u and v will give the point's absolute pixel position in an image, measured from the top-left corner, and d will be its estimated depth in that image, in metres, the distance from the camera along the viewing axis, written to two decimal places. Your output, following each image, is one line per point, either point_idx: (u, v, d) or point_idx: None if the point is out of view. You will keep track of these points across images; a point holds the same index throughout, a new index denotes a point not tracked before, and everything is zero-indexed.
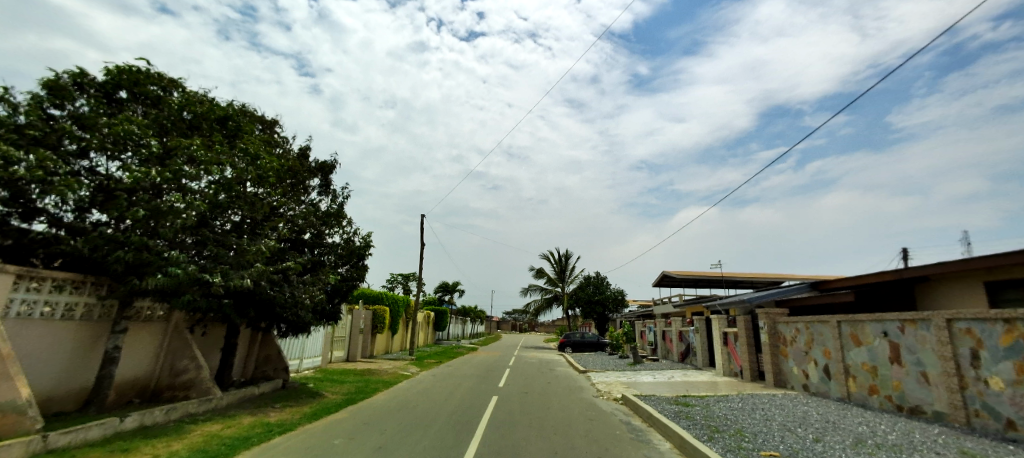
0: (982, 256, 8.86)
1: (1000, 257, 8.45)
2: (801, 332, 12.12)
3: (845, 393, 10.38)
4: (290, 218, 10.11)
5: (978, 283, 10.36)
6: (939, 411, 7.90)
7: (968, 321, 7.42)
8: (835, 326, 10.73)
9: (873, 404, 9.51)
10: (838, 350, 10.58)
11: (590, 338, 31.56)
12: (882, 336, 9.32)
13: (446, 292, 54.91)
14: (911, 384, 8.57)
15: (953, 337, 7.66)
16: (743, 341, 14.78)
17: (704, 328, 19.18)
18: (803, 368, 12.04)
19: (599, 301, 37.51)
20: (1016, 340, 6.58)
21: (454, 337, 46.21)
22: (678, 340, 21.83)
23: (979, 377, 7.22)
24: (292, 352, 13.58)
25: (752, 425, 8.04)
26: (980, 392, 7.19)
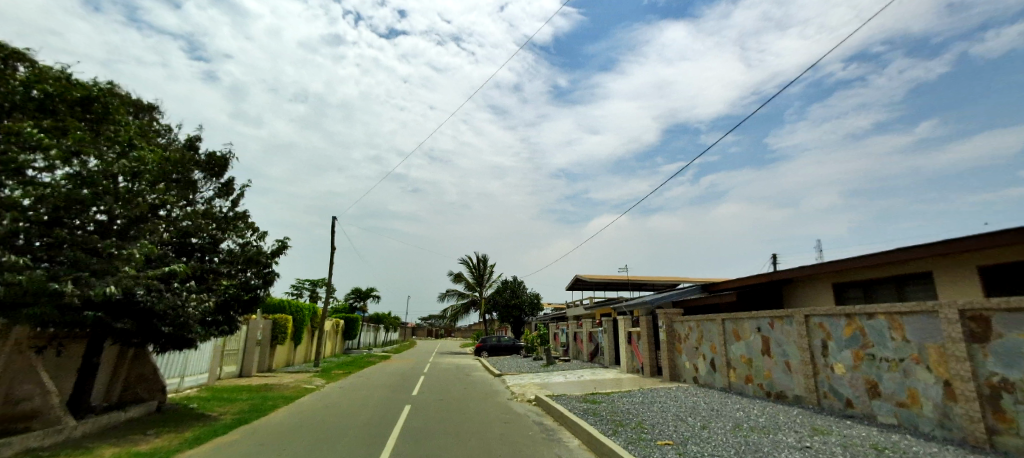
0: (829, 261, 10.44)
1: (841, 263, 10.11)
2: (693, 330, 13.32)
3: (726, 383, 11.60)
4: (173, 219, 8.88)
5: (826, 284, 12.40)
6: (798, 395, 9.18)
7: (821, 316, 8.73)
8: (720, 323, 11.95)
9: (749, 392, 10.72)
10: (722, 344, 11.79)
11: (506, 341, 31.94)
12: (756, 330, 10.55)
13: (358, 299, 52.58)
14: (777, 372, 9.82)
15: (809, 330, 8.95)
16: (645, 339, 15.92)
17: (612, 328, 20.30)
18: (694, 362, 13.26)
19: (515, 304, 38.22)
20: (855, 332, 7.98)
21: (365, 346, 44.43)
22: (588, 340, 22.88)
23: (827, 364, 8.53)
24: (171, 368, 12.09)
25: (651, 417, 8.68)
26: (828, 377, 8.52)
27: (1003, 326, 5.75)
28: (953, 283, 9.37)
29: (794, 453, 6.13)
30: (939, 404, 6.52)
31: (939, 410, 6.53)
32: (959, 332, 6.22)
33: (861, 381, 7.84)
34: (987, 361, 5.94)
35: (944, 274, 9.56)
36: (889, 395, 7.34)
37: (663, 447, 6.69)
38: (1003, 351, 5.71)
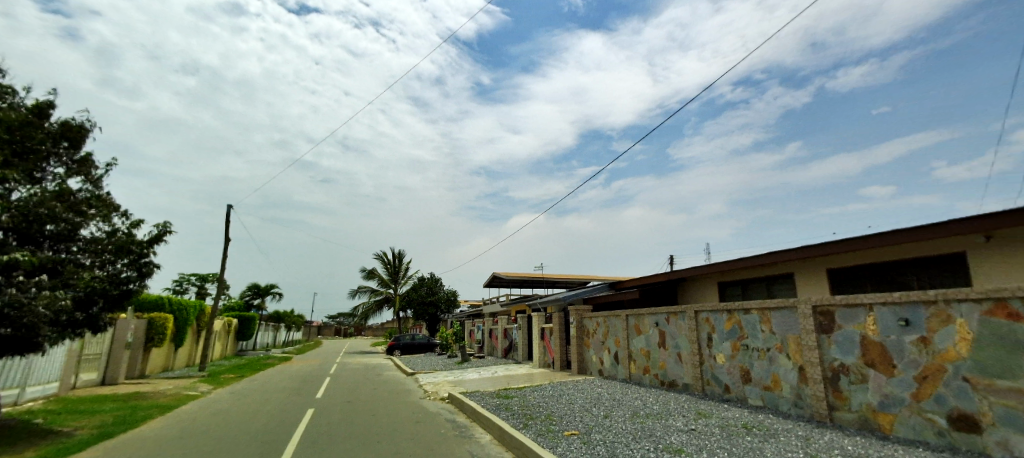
0: (717, 262, 11.62)
1: (726, 263, 11.31)
2: (600, 325, 14.11)
3: (626, 374, 12.50)
4: (14, 200, 7.52)
5: (713, 282, 13.82)
6: (686, 383, 10.16)
7: (708, 312, 9.70)
8: (624, 319, 12.77)
9: (646, 381, 11.63)
10: (625, 338, 12.63)
11: (420, 339, 31.34)
12: (655, 325, 11.45)
13: (257, 296, 48.50)
14: (670, 363, 10.77)
15: (698, 324, 9.92)
16: (557, 334, 16.55)
17: (526, 325, 20.81)
18: (599, 356, 14.08)
19: (431, 301, 37.66)
20: (734, 325, 8.99)
21: (263, 347, 41.10)
22: (503, 336, 23.23)
23: (711, 355, 9.54)
24: (7, 379, 10.23)
25: (559, 409, 9.07)
26: (711, 366, 9.53)
27: (844, 320, 6.91)
28: (810, 282, 10.91)
29: (681, 435, 6.78)
30: (795, 386, 7.62)
31: (795, 391, 7.62)
32: (812, 324, 7.32)
33: (737, 369, 8.87)
34: (831, 348, 7.07)
35: (803, 275, 11.13)
36: (757, 380, 8.40)
37: (569, 437, 7.03)
38: (842, 341, 6.92)
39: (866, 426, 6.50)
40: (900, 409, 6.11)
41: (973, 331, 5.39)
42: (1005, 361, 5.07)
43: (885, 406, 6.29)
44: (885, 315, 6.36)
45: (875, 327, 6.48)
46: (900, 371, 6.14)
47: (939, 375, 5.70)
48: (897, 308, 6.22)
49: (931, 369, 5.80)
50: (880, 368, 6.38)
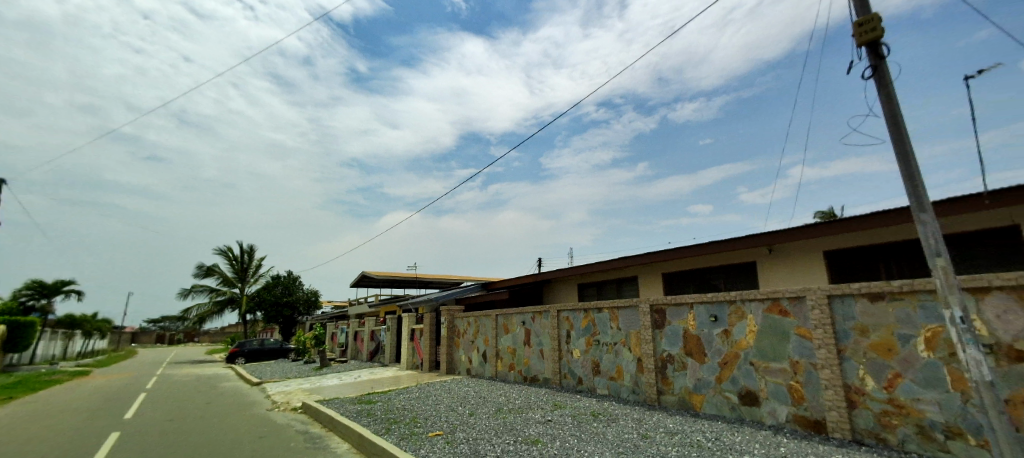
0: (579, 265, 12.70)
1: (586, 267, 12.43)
2: (470, 325, 14.41)
3: (493, 372, 13.00)
4: None
5: (573, 284, 15.10)
6: (546, 377, 10.97)
7: (568, 311, 10.56)
8: (493, 318, 13.22)
9: (511, 378, 12.24)
10: (493, 337, 13.10)
11: (270, 345, 28.40)
12: (521, 324, 12.09)
13: (42, 295, 38.92)
14: (533, 359, 11.51)
15: (559, 322, 10.76)
16: (426, 335, 16.45)
17: (395, 326, 20.29)
18: (468, 355, 14.39)
19: (287, 303, 34.40)
20: (589, 323, 9.94)
21: (47, 359, 33.10)
22: (369, 339, 22.27)
23: (568, 350, 10.43)
24: None
25: (424, 411, 9.06)
26: (568, 360, 10.43)
27: (673, 317, 8.12)
28: (650, 284, 12.56)
29: (538, 427, 7.30)
30: (633, 375, 8.74)
31: (633, 380, 8.74)
32: (649, 321, 8.46)
33: (589, 362, 9.83)
34: (662, 341, 8.26)
35: (644, 278, 12.77)
36: (605, 371, 9.43)
37: (433, 438, 7.08)
38: (671, 334, 8.13)
39: (684, 406, 7.76)
40: (707, 390, 7.43)
41: (758, 325, 6.79)
42: (777, 347, 6.51)
43: (698, 388, 7.57)
44: (702, 312, 7.65)
45: (694, 322, 7.75)
46: (709, 359, 7.44)
47: (735, 361, 7.06)
48: (710, 307, 7.53)
49: (730, 356, 7.15)
50: (695, 356, 7.66)
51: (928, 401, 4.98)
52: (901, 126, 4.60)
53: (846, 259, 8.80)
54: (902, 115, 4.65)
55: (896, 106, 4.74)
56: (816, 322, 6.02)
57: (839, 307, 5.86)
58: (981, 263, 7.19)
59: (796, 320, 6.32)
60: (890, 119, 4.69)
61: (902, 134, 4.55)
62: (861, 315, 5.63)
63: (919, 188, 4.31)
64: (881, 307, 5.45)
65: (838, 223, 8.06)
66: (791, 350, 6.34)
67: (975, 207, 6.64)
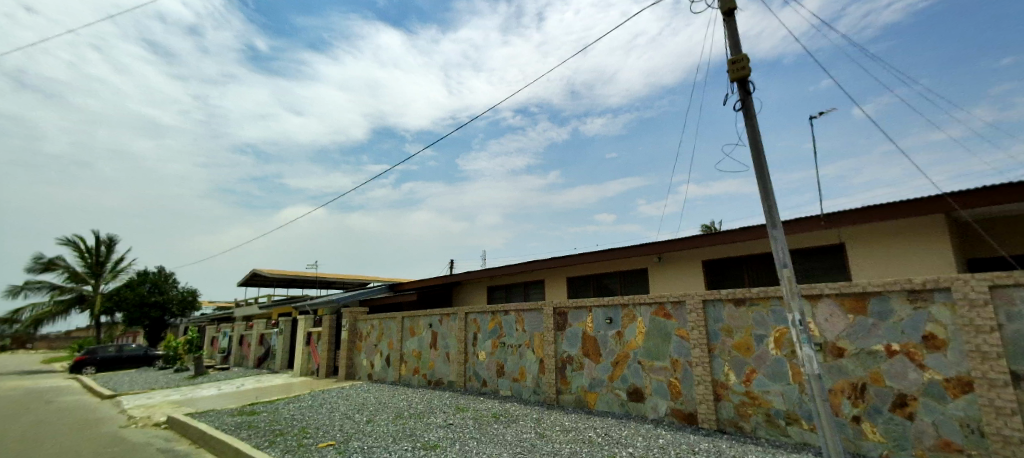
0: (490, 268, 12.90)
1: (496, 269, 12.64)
2: (374, 328, 13.84)
3: (396, 376, 12.63)
4: None
5: (483, 286, 15.24)
6: (451, 380, 10.94)
7: (476, 313, 10.61)
8: (400, 321, 12.83)
9: (415, 382, 11.99)
10: (398, 340, 12.72)
11: (131, 352, 24.84)
12: (428, 327, 11.88)
13: None
14: (438, 362, 11.40)
15: (466, 324, 10.77)
16: (324, 339, 15.50)
17: (289, 329, 18.85)
18: (370, 359, 13.81)
19: (157, 303, 30.40)
20: (496, 325, 10.06)
21: None
22: (257, 344, 20.40)
23: (474, 353, 10.49)
24: None
25: (316, 420, 8.51)
26: (474, 362, 10.48)
27: (573, 319, 8.53)
28: (556, 288, 13.06)
29: (438, 431, 7.22)
30: (535, 376, 9.02)
31: (535, 380, 9.03)
32: (552, 323, 8.81)
33: (494, 364, 9.96)
34: (563, 343, 8.64)
35: (551, 281, 13.25)
36: (508, 373, 9.62)
37: (323, 449, 6.69)
38: (571, 336, 8.52)
39: (579, 404, 8.18)
40: (600, 388, 7.90)
41: (646, 326, 7.38)
42: (660, 347, 7.14)
43: (593, 387, 8.03)
44: (599, 315, 8.12)
45: (592, 324, 8.21)
46: (603, 359, 7.93)
47: (626, 361, 7.59)
48: (606, 309, 8.03)
49: (621, 356, 7.68)
50: (592, 357, 8.10)
51: (774, 392, 5.78)
52: (760, 154, 5.33)
53: (721, 267, 9.88)
54: (763, 144, 5.37)
55: (758, 136, 5.47)
56: (693, 324, 6.69)
57: (712, 311, 6.58)
58: (818, 273, 8.50)
59: (677, 322, 6.97)
60: (753, 148, 5.40)
61: (762, 161, 5.26)
62: (727, 317, 6.38)
63: (773, 209, 5.00)
64: (744, 311, 6.22)
65: (717, 235, 9.07)
66: (672, 349, 6.97)
67: (814, 226, 7.89)
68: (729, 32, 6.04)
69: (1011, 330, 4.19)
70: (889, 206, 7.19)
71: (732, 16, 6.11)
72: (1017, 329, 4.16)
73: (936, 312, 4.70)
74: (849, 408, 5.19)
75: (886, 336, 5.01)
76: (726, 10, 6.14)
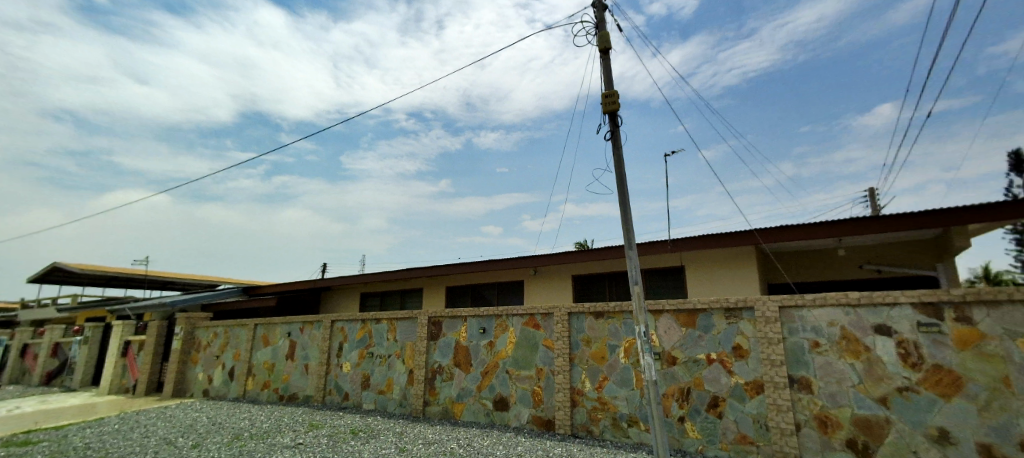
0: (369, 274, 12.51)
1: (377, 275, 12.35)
2: (217, 337, 12.12)
3: (240, 391, 11.20)
4: None
5: (356, 293, 14.41)
6: (307, 395, 10.05)
7: (342, 322, 9.93)
8: (250, 329, 11.42)
9: (263, 398, 10.76)
10: (247, 351, 11.31)
11: None
12: (286, 336, 10.78)
13: None
14: (294, 375, 10.40)
15: (331, 334, 10.01)
16: (148, 350, 13.12)
17: (100, 338, 15.60)
18: (208, 373, 12.05)
19: None
20: (365, 334, 9.52)
21: None
22: (49, 356, 16.46)
23: (337, 364, 9.78)
24: None
25: (122, 448, 7.08)
26: (336, 375, 9.76)
27: (447, 329, 8.43)
28: (432, 297, 12.86)
29: (283, 453, 6.51)
30: (403, 388, 8.71)
31: (401, 392, 8.71)
32: (425, 333, 8.60)
33: (358, 376, 9.39)
34: (434, 353, 8.48)
35: (427, 291, 13.02)
36: (373, 385, 9.14)
37: None
38: (443, 346, 8.41)
39: (445, 415, 8.07)
40: (467, 398, 7.92)
41: (516, 336, 7.61)
42: (527, 357, 7.40)
43: (460, 397, 8.01)
44: (472, 325, 8.15)
45: (465, 334, 8.20)
46: (473, 369, 7.96)
47: (494, 370, 7.72)
48: (480, 319, 8.09)
49: (490, 366, 7.78)
50: (462, 367, 8.09)
51: (621, 398, 6.36)
52: (623, 181, 5.90)
53: (587, 282, 10.64)
54: (626, 173, 5.96)
55: (622, 165, 6.06)
56: (558, 335, 7.08)
57: (575, 322, 7.02)
58: (664, 291, 9.62)
59: (545, 332, 7.31)
60: (619, 175, 5.96)
61: (624, 188, 5.83)
62: (588, 329, 6.88)
63: (631, 232, 5.55)
64: (601, 323, 6.76)
65: (584, 254, 9.79)
66: (538, 359, 7.27)
67: (662, 250, 8.94)
68: (605, 69, 6.65)
69: (793, 342, 5.28)
70: (719, 237, 8.47)
71: (607, 54, 6.74)
72: (796, 342, 5.27)
73: (744, 326, 5.62)
74: (676, 409, 5.91)
75: (708, 347, 5.83)
76: (603, 48, 6.76)
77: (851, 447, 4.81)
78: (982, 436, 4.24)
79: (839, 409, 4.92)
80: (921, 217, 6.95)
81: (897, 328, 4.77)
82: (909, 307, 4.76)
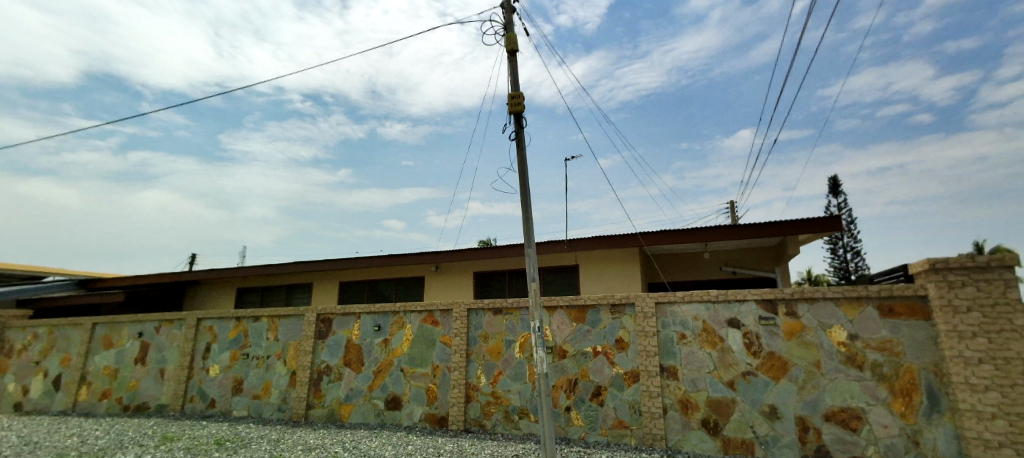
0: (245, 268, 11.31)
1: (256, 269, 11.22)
2: (38, 339, 10.04)
3: (69, 403, 9.46)
4: None
5: (231, 287, 12.95)
6: (162, 404, 8.80)
7: (211, 320, 8.85)
8: (87, 329, 9.65)
9: (101, 409, 9.22)
10: (81, 355, 9.54)
11: None
12: (136, 336, 9.31)
13: None
14: (146, 382, 9.04)
15: (196, 333, 8.87)
16: None
17: None
18: (23, 383, 9.96)
19: None
20: (239, 334, 8.58)
21: None
22: None
23: (203, 367, 8.70)
24: None
25: None
26: (201, 379, 8.68)
27: (337, 326, 7.93)
28: (322, 293, 12.02)
29: None
30: (283, 391, 8.01)
31: (281, 396, 8.00)
32: (312, 331, 7.98)
33: (229, 380, 8.44)
34: (322, 352, 7.92)
35: (317, 286, 12.13)
36: (247, 389, 8.28)
37: None
38: (332, 344, 7.89)
39: (330, 419, 7.59)
40: (357, 399, 7.52)
41: (413, 333, 7.40)
42: (424, 354, 7.23)
43: (349, 398, 7.58)
44: (366, 322, 7.76)
45: (358, 331, 7.78)
46: (365, 368, 7.58)
47: (388, 369, 7.43)
48: (375, 316, 7.73)
49: (384, 364, 7.48)
50: (352, 367, 7.66)
51: (514, 391, 6.51)
52: (525, 181, 6.04)
53: (487, 278, 10.73)
54: (528, 173, 6.11)
55: (524, 165, 6.20)
56: (456, 331, 7.03)
57: (474, 318, 7.03)
58: (559, 288, 10.07)
59: (443, 328, 7.21)
60: (521, 175, 6.09)
61: (525, 188, 5.98)
62: (486, 325, 6.93)
63: (530, 230, 5.70)
64: (499, 319, 6.86)
65: (484, 251, 9.88)
66: (435, 355, 7.15)
67: (558, 249, 9.35)
68: (511, 70, 6.76)
69: (665, 335, 5.84)
70: (610, 238, 9.10)
71: (514, 56, 6.86)
72: (667, 334, 5.83)
73: (625, 321, 6.09)
74: (564, 400, 6.22)
75: (594, 340, 6.21)
76: (510, 49, 6.86)
77: (705, 426, 5.45)
78: (799, 410, 5.11)
79: (698, 393, 5.55)
80: (768, 225, 8.15)
81: (744, 321, 5.52)
82: (753, 303, 5.54)
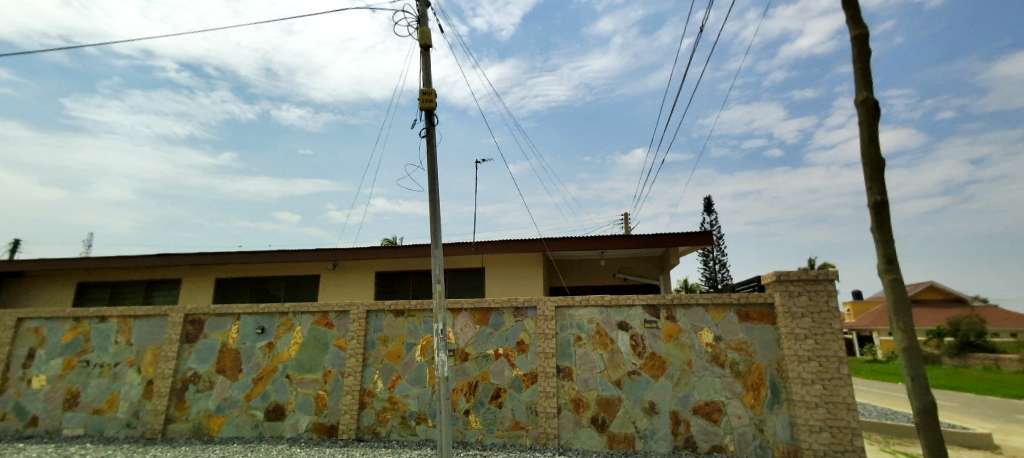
0: (89, 260, 9.53)
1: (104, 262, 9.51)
2: None
3: None
4: None
5: (70, 281, 10.86)
6: None
7: (38, 320, 7.33)
8: None
9: None
10: None
11: None
12: None
13: None
14: None
15: (15, 337, 7.30)
16: None
17: None
18: None
19: None
20: (77, 337, 7.20)
21: None
22: None
23: (23, 378, 7.16)
24: None
25: None
26: (18, 393, 7.14)
27: (210, 328, 7.02)
28: (192, 290, 10.59)
29: None
30: (134, 403, 6.87)
31: (132, 409, 6.86)
32: (178, 334, 6.97)
33: (60, 392, 7.04)
34: (189, 358, 6.95)
35: (187, 282, 10.65)
36: (85, 403, 6.97)
37: None
38: (202, 349, 6.97)
39: (196, 433, 6.69)
40: (230, 410, 6.72)
41: (303, 336, 6.81)
42: (314, 358, 6.71)
43: (220, 410, 6.74)
44: (246, 323, 6.98)
45: (236, 334, 6.96)
46: (243, 375, 6.81)
47: (270, 375, 6.76)
48: (258, 317, 6.98)
49: (266, 370, 6.78)
50: (227, 374, 6.83)
51: (412, 396, 6.31)
52: (434, 180, 5.93)
53: (389, 278, 10.31)
54: (437, 172, 6.01)
55: (433, 163, 6.09)
56: (353, 334, 6.63)
57: (373, 321, 6.69)
58: (463, 290, 10.02)
59: (338, 331, 6.76)
60: (430, 173, 5.97)
61: (434, 187, 5.88)
62: (385, 327, 6.63)
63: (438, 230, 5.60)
64: (401, 321, 6.61)
65: (385, 250, 9.50)
66: (327, 360, 6.67)
67: (464, 251, 9.35)
68: (424, 64, 6.61)
69: (562, 337, 6.09)
70: (515, 242, 9.31)
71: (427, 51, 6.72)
72: (565, 336, 6.09)
73: (527, 324, 6.24)
74: (463, 403, 6.18)
75: (496, 343, 6.27)
76: (423, 43, 6.71)
77: (594, 424, 5.79)
78: (674, 405, 5.67)
79: (589, 392, 5.88)
80: (654, 238, 8.94)
81: (632, 324, 5.98)
82: (640, 308, 6.02)
